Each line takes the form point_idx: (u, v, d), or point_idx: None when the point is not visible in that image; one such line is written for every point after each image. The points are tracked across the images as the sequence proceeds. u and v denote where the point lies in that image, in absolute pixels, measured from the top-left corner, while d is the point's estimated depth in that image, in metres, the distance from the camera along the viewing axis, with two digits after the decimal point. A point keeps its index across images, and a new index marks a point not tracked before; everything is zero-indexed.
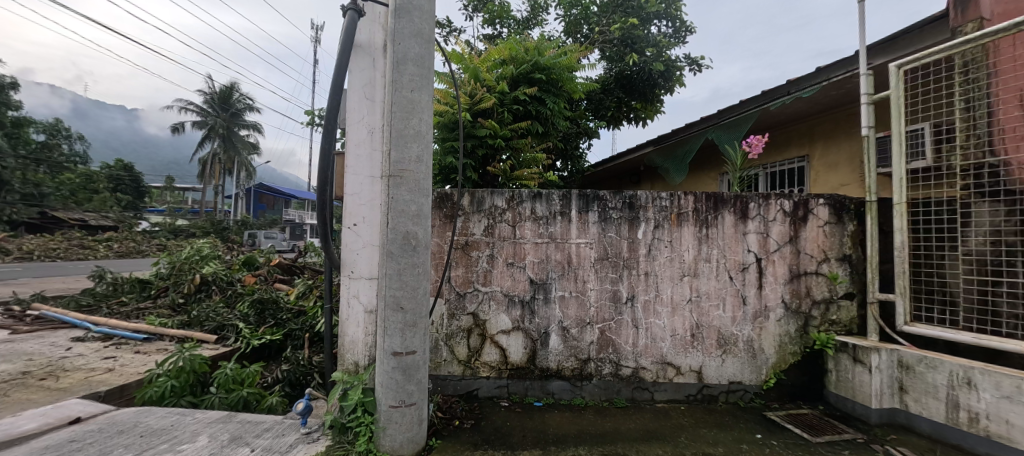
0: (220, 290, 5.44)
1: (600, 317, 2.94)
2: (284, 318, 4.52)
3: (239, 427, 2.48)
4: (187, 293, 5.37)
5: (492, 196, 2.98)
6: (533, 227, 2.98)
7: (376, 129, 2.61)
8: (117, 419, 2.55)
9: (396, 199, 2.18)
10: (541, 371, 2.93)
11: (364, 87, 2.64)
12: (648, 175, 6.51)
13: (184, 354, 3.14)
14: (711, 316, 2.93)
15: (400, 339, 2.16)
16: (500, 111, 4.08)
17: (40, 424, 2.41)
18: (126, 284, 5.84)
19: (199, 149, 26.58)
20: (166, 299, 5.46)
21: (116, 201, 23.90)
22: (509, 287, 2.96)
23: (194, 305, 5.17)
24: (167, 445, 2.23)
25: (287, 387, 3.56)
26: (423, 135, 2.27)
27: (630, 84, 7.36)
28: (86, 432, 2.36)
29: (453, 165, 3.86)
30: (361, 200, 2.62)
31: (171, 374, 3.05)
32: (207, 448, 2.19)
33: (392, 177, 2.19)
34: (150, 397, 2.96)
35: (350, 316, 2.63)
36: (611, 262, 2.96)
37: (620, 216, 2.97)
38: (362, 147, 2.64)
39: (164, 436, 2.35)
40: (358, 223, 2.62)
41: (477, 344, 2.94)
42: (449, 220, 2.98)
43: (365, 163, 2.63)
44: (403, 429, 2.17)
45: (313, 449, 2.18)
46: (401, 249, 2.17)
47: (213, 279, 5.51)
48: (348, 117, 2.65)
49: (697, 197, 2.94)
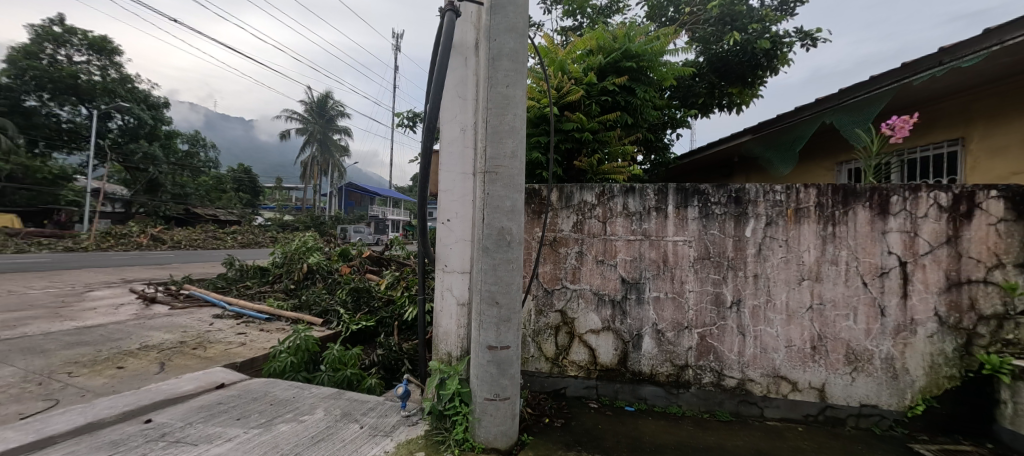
0: (322, 278, 6.10)
1: (699, 322, 2.72)
2: (377, 305, 4.92)
3: (349, 404, 2.71)
4: (297, 280, 6.10)
5: (582, 192, 2.91)
6: (625, 223, 2.85)
7: (468, 127, 2.66)
8: (250, 388, 2.95)
9: (491, 195, 2.20)
10: (633, 375, 2.80)
11: (457, 85, 2.70)
12: (742, 167, 5.96)
13: (300, 334, 3.54)
14: (837, 326, 2.55)
15: (495, 333, 2.18)
16: (587, 103, 3.99)
17: (196, 387, 2.88)
18: (249, 270, 6.79)
19: (301, 153, 30.14)
20: (280, 284, 6.27)
21: (238, 199, 28.15)
22: (599, 286, 2.87)
23: (302, 291, 5.87)
24: (292, 415, 2.52)
25: (383, 370, 3.86)
26: (517, 131, 2.24)
27: (724, 67, 6.74)
28: (229, 396, 2.77)
29: (539, 160, 3.86)
30: (453, 197, 2.70)
31: (291, 351, 3.46)
32: (325, 421, 2.43)
33: (488, 173, 2.21)
34: (274, 370, 3.38)
35: (444, 308, 2.73)
36: (714, 262, 2.71)
37: (724, 212, 2.70)
38: (455, 145, 2.70)
39: (288, 406, 2.65)
40: (452, 218, 2.69)
41: (565, 342, 2.90)
42: (538, 216, 3.00)
43: (458, 159, 2.69)
44: (497, 422, 2.19)
45: (414, 432, 2.30)
46: (495, 245, 2.19)
47: (317, 268, 6.20)
48: (443, 116, 2.73)
49: (820, 189, 2.56)
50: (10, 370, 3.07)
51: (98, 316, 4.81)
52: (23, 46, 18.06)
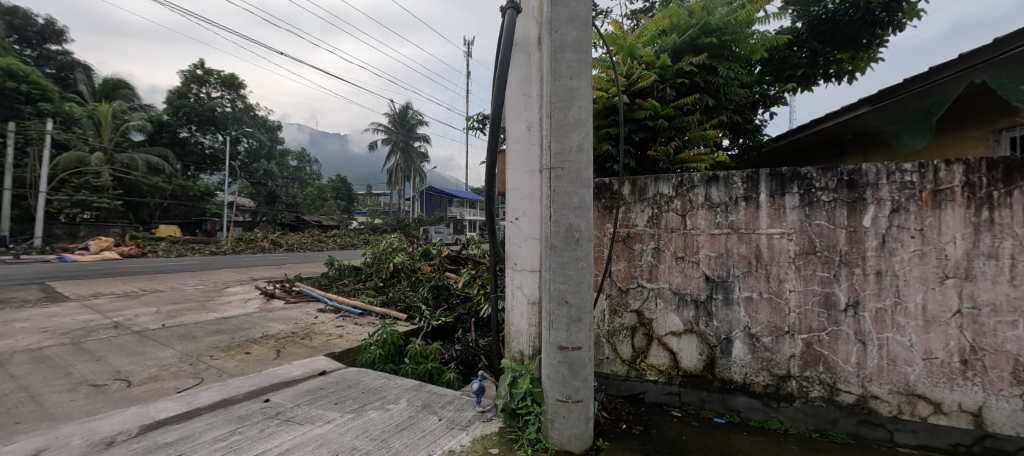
0: (406, 276, 6.59)
1: (804, 326, 2.37)
2: (454, 302, 5.16)
3: (429, 396, 2.86)
4: (385, 278, 6.66)
5: (656, 184, 2.73)
6: (708, 216, 2.60)
7: (534, 124, 2.63)
8: (345, 376, 3.27)
9: (558, 191, 2.15)
10: (722, 383, 2.54)
11: (521, 83, 2.68)
12: (857, 144, 5.12)
13: (386, 328, 3.85)
14: (1000, 337, 2.03)
15: (565, 333, 2.13)
16: (661, 88, 3.72)
17: (303, 373, 3.28)
18: (346, 269, 7.58)
19: (387, 161, 32.89)
20: (371, 282, 6.90)
21: (337, 206, 31.66)
22: (679, 285, 2.67)
23: (390, 288, 6.39)
24: (380, 403, 2.73)
25: (461, 364, 4.04)
26: (583, 123, 2.15)
27: (831, 30, 5.81)
28: (329, 383, 3.10)
29: (610, 153, 3.71)
30: (520, 195, 2.69)
31: (379, 344, 3.75)
32: (408, 411, 2.59)
33: (554, 169, 2.16)
34: (365, 361, 3.69)
35: (515, 306, 2.73)
36: (821, 257, 2.34)
37: (834, 199, 2.31)
38: (521, 143, 2.68)
39: (377, 395, 2.88)
40: (520, 217, 2.69)
41: (642, 344, 2.76)
42: (609, 211, 2.89)
43: (524, 157, 2.67)
44: (570, 425, 2.13)
45: (488, 429, 2.34)
46: (564, 242, 2.13)
47: (402, 267, 6.71)
48: (508, 115, 2.74)
49: (969, 166, 2.06)
50: (172, 352, 3.79)
51: (232, 308, 5.75)
52: (177, 89, 22.20)
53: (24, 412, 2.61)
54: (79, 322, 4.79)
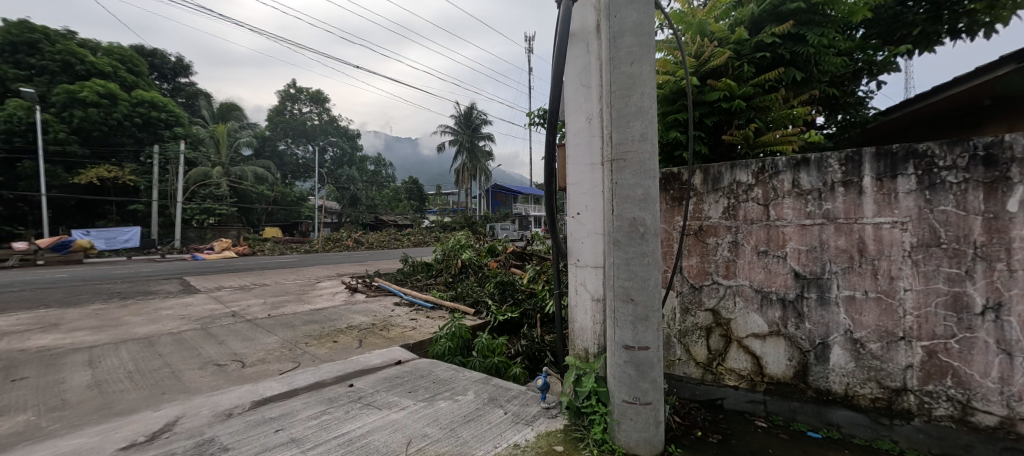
0: (474, 272, 6.83)
1: (924, 332, 2.01)
2: (520, 298, 5.24)
3: (495, 390, 2.90)
4: (454, 274, 6.97)
5: (732, 172, 2.57)
6: (795, 205, 2.37)
7: (594, 116, 2.54)
8: (419, 366, 3.47)
9: (620, 184, 2.06)
10: (816, 393, 2.30)
11: (580, 74, 2.60)
12: (993, 113, 4.31)
13: (455, 322, 4.02)
14: None
15: (631, 332, 2.03)
16: (737, 65, 3.39)
17: (381, 361, 3.56)
18: (418, 266, 8.06)
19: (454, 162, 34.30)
20: (442, 277, 7.25)
21: (410, 206, 33.73)
22: (762, 281, 2.48)
23: (458, 283, 6.67)
24: (449, 393, 2.85)
25: (527, 360, 4.09)
26: (646, 111, 2.02)
27: None
28: (404, 372, 3.32)
29: (679, 140, 3.47)
30: (582, 189, 2.62)
31: (448, 337, 3.92)
32: (475, 402, 2.68)
33: (615, 161, 2.07)
34: (437, 353, 3.86)
35: (579, 303, 2.68)
36: (948, 250, 1.95)
37: (964, 179, 1.91)
38: (581, 136, 2.62)
39: (447, 386, 3.00)
40: (582, 211, 2.63)
41: (720, 345, 2.62)
42: (679, 203, 2.78)
43: (584, 149, 2.61)
44: (638, 428, 2.04)
45: (553, 426, 2.33)
46: (627, 237, 2.03)
47: (469, 263, 6.97)
48: (567, 108, 2.69)
49: None
50: (275, 338, 4.35)
51: (323, 301, 6.42)
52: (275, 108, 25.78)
53: (169, 384, 3.18)
54: (207, 310, 5.71)
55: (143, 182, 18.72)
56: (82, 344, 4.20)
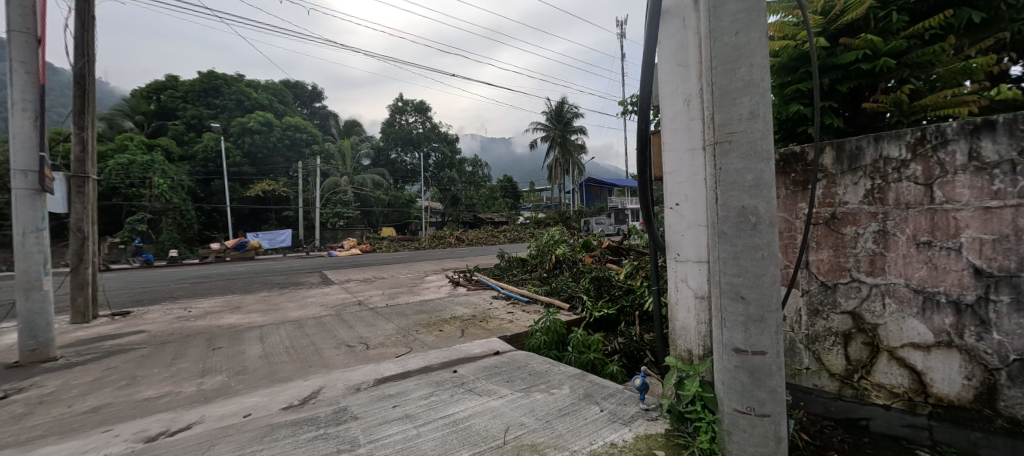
0: (568, 267, 6.86)
1: None
2: (617, 294, 5.11)
3: (590, 386, 2.82)
4: (549, 269, 7.08)
5: (877, 146, 2.14)
6: (975, 182, 1.87)
7: (693, 96, 2.32)
8: (515, 357, 3.58)
9: (725, 169, 1.85)
10: (1012, 424, 1.80)
11: (675, 52, 2.40)
12: None
13: (550, 317, 4.07)
14: None
15: (743, 334, 1.82)
16: (883, 16, 2.81)
17: (481, 351, 3.78)
18: (514, 261, 8.35)
19: (546, 158, 34.56)
20: (537, 272, 7.42)
21: (505, 204, 35.03)
22: (923, 280, 2.02)
23: (553, 278, 6.76)
24: (545, 386, 2.87)
25: (625, 358, 3.97)
26: (755, 84, 1.77)
27: None
28: (502, 362, 3.47)
29: (802, 113, 2.99)
30: (680, 178, 2.42)
31: (543, 331, 3.98)
32: (570, 397, 2.66)
33: (719, 145, 1.87)
34: (533, 346, 3.94)
35: (680, 300, 2.49)
36: None
37: None
38: (679, 120, 2.42)
39: (542, 378, 3.02)
40: (680, 202, 2.43)
41: (863, 354, 2.22)
42: (803, 188, 2.40)
43: (682, 134, 2.40)
44: (753, 442, 1.82)
45: (653, 429, 2.21)
46: (735, 229, 1.82)
47: (563, 259, 7.02)
48: (662, 92, 2.51)
49: None
50: (392, 325, 4.93)
51: (431, 293, 7.07)
52: (388, 122, 29.07)
53: (314, 359, 3.85)
54: (341, 299, 6.73)
55: (293, 192, 22.80)
56: (257, 323, 5.32)
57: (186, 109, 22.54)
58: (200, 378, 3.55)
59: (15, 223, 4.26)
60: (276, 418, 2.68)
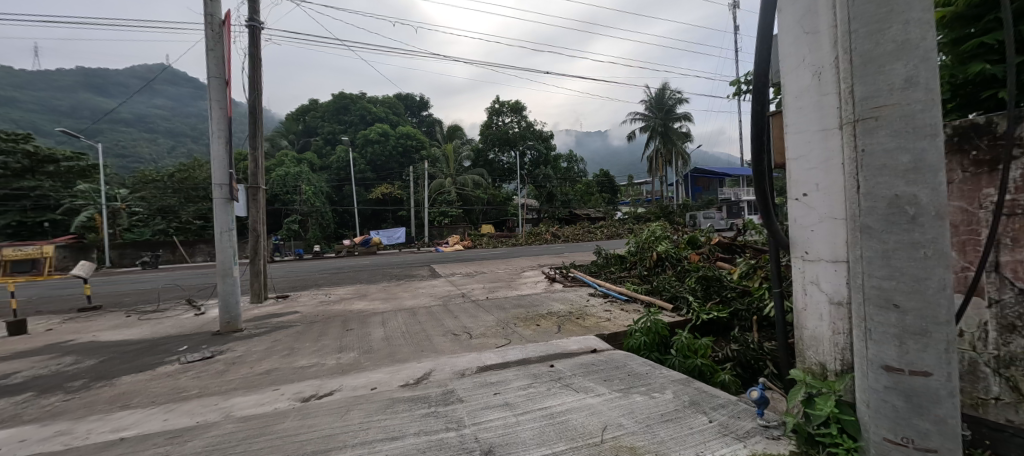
0: (672, 265, 6.47)
1: None
2: (729, 296, 4.71)
3: (697, 393, 2.61)
4: (650, 267, 6.77)
5: None
6: None
7: (825, 67, 1.98)
8: (613, 357, 3.49)
9: (870, 151, 1.54)
10: None
11: (800, 18, 2.07)
12: None
13: (650, 317, 3.86)
14: None
15: (897, 349, 1.49)
16: None
17: (578, 348, 3.78)
18: (611, 258, 8.12)
19: (646, 149, 32.63)
20: (636, 270, 7.11)
21: (601, 199, 34.11)
22: None
23: (655, 277, 6.41)
24: (645, 389, 2.74)
25: (739, 367, 3.60)
26: (914, 42, 1.43)
27: None
28: (599, 360, 3.42)
29: (990, 72, 2.33)
30: (809, 164, 2.09)
31: (643, 331, 3.79)
32: (673, 403, 2.49)
33: (862, 122, 1.56)
34: (631, 346, 3.77)
35: (809, 306, 2.15)
36: None
37: None
38: (807, 97, 2.08)
39: (642, 381, 2.89)
40: (810, 191, 2.10)
41: None
42: (992, 168, 1.88)
43: (811, 114, 2.07)
44: None
45: (774, 449, 1.95)
46: (885, 222, 1.50)
47: (666, 256, 6.63)
48: (785, 66, 2.19)
49: None
50: (492, 317, 5.22)
51: (527, 288, 7.29)
52: (486, 124, 30.57)
53: (426, 344, 4.28)
54: (447, 291, 7.35)
55: (406, 194, 25.51)
56: (380, 310, 6.11)
57: (325, 127, 26.83)
58: (339, 353, 4.23)
59: (217, 224, 5.61)
60: (396, 393, 3.06)
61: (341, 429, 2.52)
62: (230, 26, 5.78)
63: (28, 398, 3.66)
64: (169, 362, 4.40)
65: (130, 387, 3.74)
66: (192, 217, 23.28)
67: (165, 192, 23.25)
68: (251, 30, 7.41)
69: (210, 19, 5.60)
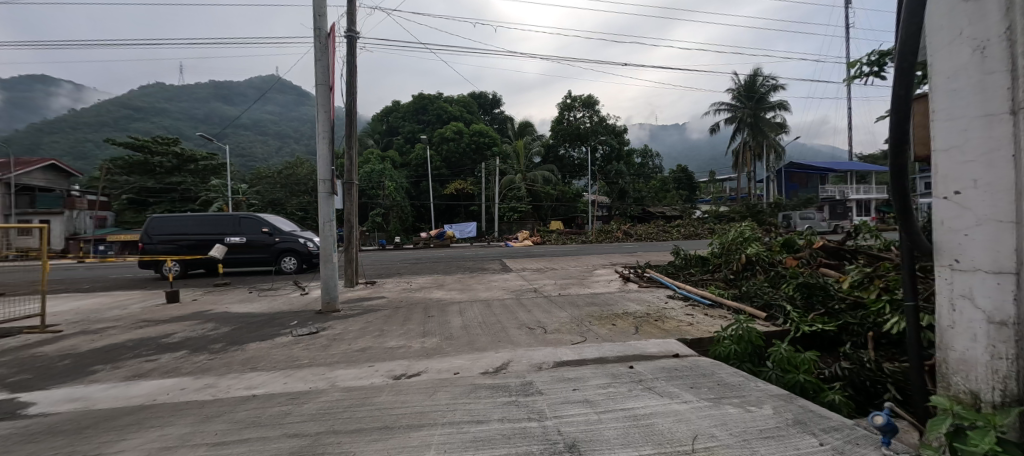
0: (764, 270, 5.97)
1: None
2: (837, 308, 4.16)
3: (803, 413, 2.35)
4: (737, 270, 6.23)
5: None
6: None
7: (990, 40, 1.66)
8: (698, 364, 3.28)
9: None
10: None
11: None
12: None
13: (742, 324, 3.57)
14: None
15: None
16: None
17: (658, 351, 3.64)
18: (692, 259, 7.64)
19: (732, 142, 29.96)
20: (721, 273, 6.61)
21: (678, 197, 32.14)
22: None
23: (743, 281, 5.91)
24: (739, 401, 2.54)
25: (851, 388, 3.19)
26: None
27: None
28: (683, 366, 3.25)
29: None
30: (965, 157, 1.77)
31: (734, 339, 3.51)
32: (774, 420, 2.27)
33: None
34: (720, 354, 3.52)
35: (959, 323, 1.82)
36: None
37: None
38: (963, 76, 1.76)
39: (736, 392, 2.69)
40: (966, 188, 1.77)
41: None
42: None
43: (970, 98, 1.74)
44: None
45: None
46: None
47: (757, 259, 6.10)
48: (934, 41, 1.87)
49: None
50: (566, 313, 5.23)
51: (600, 286, 7.16)
52: (557, 120, 30.39)
53: (503, 336, 4.43)
54: (519, 285, 7.51)
55: (477, 190, 26.46)
56: (457, 300, 6.44)
57: (406, 126, 28.76)
58: (422, 338, 4.55)
59: (320, 215, 6.32)
60: (477, 380, 3.21)
61: (431, 408, 2.71)
62: (333, 38, 6.43)
63: (185, 354, 4.48)
64: (284, 334, 5.09)
65: (257, 352, 4.40)
66: (295, 208, 26.57)
67: (275, 186, 26.80)
68: (349, 40, 8.17)
69: (318, 32, 6.28)
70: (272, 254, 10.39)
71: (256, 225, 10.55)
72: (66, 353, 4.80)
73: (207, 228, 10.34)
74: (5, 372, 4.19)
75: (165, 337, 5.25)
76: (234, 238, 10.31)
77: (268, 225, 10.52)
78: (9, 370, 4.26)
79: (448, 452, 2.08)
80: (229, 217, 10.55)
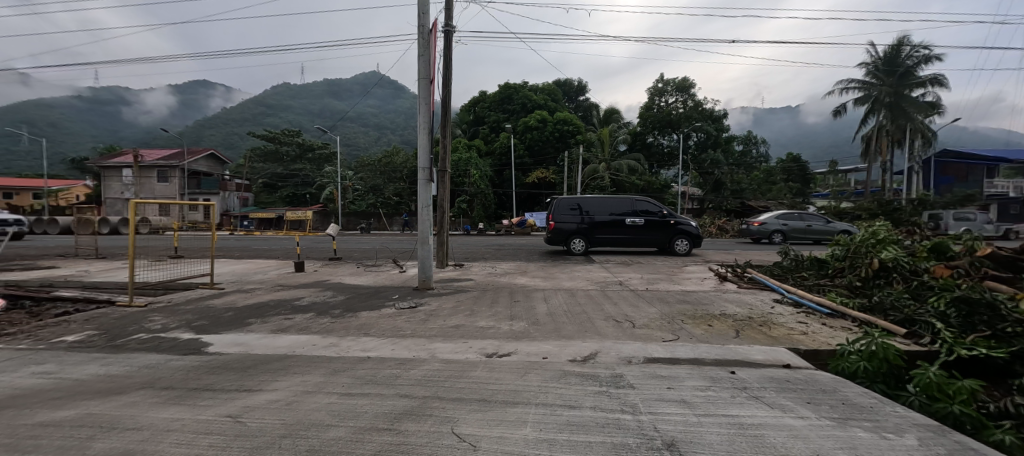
0: (903, 279, 5.04)
1: None
2: (1011, 331, 3.38)
3: (962, 449, 1.97)
4: (865, 277, 5.37)
5: None
6: None
7: None
8: (817, 378, 2.94)
9: None
10: None
11: None
12: None
13: (876, 340, 3.09)
14: None
15: None
16: None
17: (765, 359, 3.33)
18: (806, 261, 6.76)
19: (862, 126, 25.47)
20: (843, 279, 5.75)
21: (787, 190, 28.45)
22: None
23: (874, 290, 5.08)
24: (872, 426, 2.22)
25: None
26: None
27: None
28: (797, 378, 2.94)
29: None
30: None
31: (863, 356, 3.07)
32: (921, 452, 1.94)
33: None
34: (844, 371, 3.11)
35: None
36: None
37: None
38: None
39: (867, 415, 2.35)
40: None
41: None
42: None
43: None
44: None
45: None
46: None
47: (895, 266, 5.18)
48: None
49: None
50: (655, 309, 5.04)
51: (692, 284, 6.72)
52: (647, 105, 28.70)
53: (590, 326, 4.43)
54: (603, 277, 7.40)
55: (559, 178, 26.41)
56: (541, 287, 6.57)
57: (491, 116, 29.61)
58: (510, 321, 4.76)
59: (420, 199, 6.86)
60: (566, 366, 3.27)
61: (524, 388, 2.85)
62: (434, 33, 6.84)
63: (313, 316, 5.28)
64: (389, 306, 5.70)
65: (368, 320, 5.01)
66: (392, 194, 28.84)
67: (377, 173, 29.71)
68: (446, 34, 8.61)
69: (422, 28, 6.74)
70: (668, 234, 10.94)
71: (647, 207, 11.01)
72: (229, 306, 5.99)
73: (609, 208, 10.93)
74: (191, 317, 5.37)
75: (297, 300, 6.24)
76: (633, 219, 10.89)
77: (662, 207, 11.03)
78: (193, 316, 5.44)
79: (544, 431, 2.17)
80: (626, 198, 11.06)
